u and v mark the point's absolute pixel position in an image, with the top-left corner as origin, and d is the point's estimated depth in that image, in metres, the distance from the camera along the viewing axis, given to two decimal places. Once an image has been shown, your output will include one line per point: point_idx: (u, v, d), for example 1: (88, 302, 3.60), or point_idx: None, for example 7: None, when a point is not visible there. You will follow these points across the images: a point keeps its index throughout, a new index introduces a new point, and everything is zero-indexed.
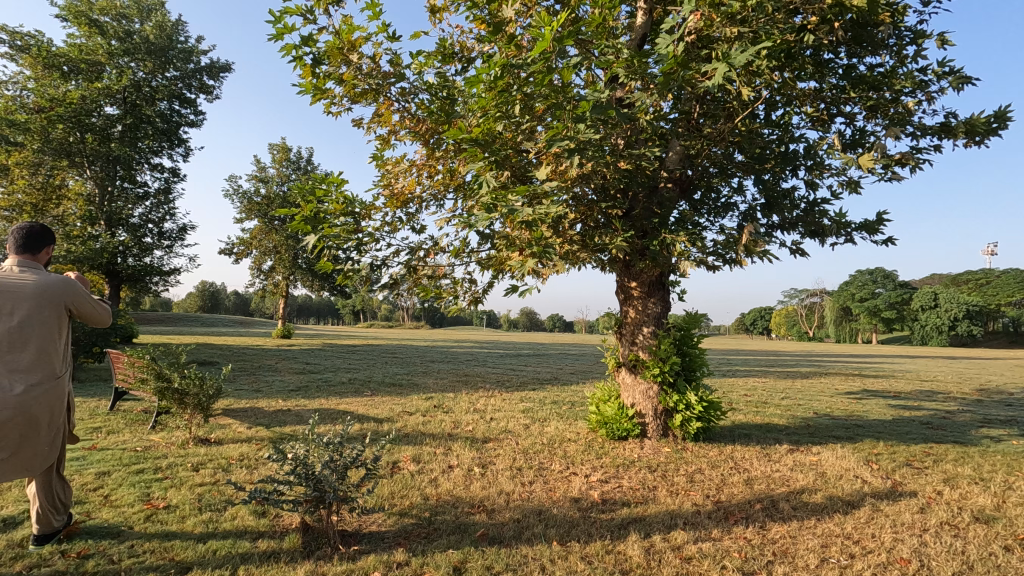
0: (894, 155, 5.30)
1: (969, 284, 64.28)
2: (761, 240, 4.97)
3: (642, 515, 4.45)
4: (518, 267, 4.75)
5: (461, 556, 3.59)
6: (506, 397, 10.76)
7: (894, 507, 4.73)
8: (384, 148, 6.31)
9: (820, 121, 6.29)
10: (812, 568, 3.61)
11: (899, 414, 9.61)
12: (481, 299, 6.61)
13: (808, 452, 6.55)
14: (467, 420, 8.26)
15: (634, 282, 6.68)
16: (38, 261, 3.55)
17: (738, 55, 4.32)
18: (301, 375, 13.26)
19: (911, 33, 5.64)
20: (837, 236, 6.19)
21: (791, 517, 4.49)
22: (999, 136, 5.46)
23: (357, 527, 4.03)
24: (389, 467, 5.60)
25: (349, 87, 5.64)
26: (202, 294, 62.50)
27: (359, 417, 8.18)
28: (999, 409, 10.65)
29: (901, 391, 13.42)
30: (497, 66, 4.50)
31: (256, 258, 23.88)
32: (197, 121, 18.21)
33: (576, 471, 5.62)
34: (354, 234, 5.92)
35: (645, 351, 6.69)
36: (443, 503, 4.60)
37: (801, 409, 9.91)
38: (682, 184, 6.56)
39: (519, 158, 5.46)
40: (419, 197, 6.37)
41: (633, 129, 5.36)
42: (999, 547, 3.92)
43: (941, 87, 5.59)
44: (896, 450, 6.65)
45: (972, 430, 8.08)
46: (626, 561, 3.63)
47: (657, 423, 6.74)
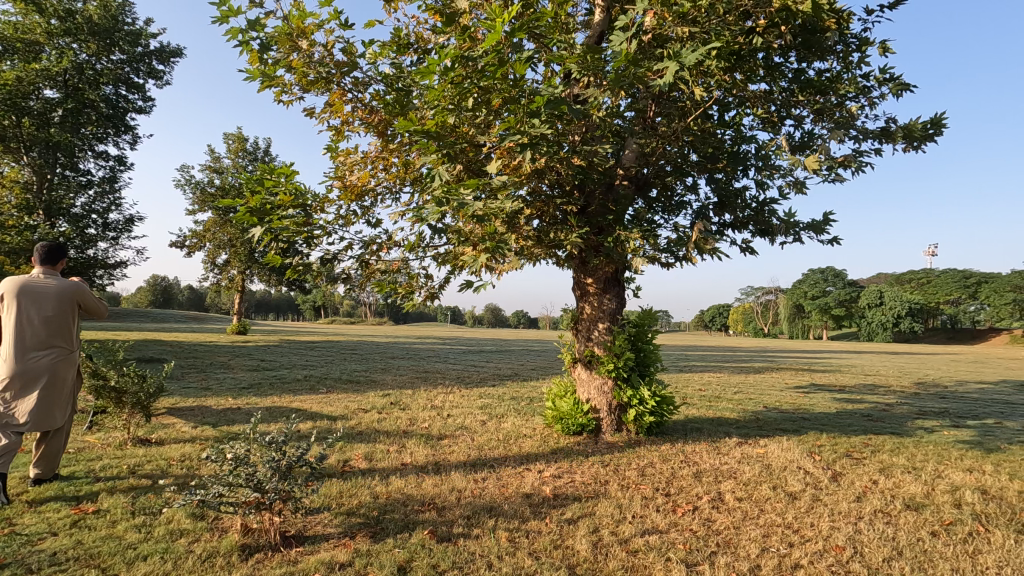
0: (838, 158, 5.51)
1: (912, 283, 67.66)
2: (711, 238, 5.10)
3: (592, 509, 4.49)
4: (471, 261, 4.73)
5: (406, 555, 3.53)
6: (465, 394, 10.71)
7: (833, 497, 4.90)
8: (338, 139, 6.16)
9: (771, 123, 6.47)
10: (752, 557, 3.71)
11: (842, 407, 10.01)
12: (437, 294, 6.56)
13: (756, 444, 6.74)
14: (424, 417, 8.15)
15: (590, 279, 6.73)
16: (56, 269, 4.86)
17: (689, 55, 4.39)
18: (255, 373, 12.87)
19: (857, 40, 5.84)
20: (786, 235, 6.40)
21: (736, 508, 4.61)
22: (935, 142, 5.75)
23: (300, 528, 3.92)
24: (339, 465, 5.48)
25: (300, 75, 5.46)
26: (154, 289, 59.99)
27: (313, 414, 7.99)
28: (934, 401, 11.25)
29: (846, 384, 14.05)
30: (450, 58, 4.46)
31: (209, 251, 23.03)
32: (146, 108, 17.38)
33: (530, 467, 5.63)
34: (305, 228, 5.77)
35: (600, 347, 6.75)
36: (393, 501, 4.53)
37: (752, 402, 10.25)
38: (638, 181, 6.63)
39: (474, 153, 5.44)
40: (374, 189, 6.25)
41: (588, 126, 5.39)
42: (927, 533, 4.12)
43: (882, 93, 5.84)
44: (838, 442, 6.91)
45: (908, 422, 8.50)
46: (573, 556, 3.65)
47: (612, 418, 6.81)
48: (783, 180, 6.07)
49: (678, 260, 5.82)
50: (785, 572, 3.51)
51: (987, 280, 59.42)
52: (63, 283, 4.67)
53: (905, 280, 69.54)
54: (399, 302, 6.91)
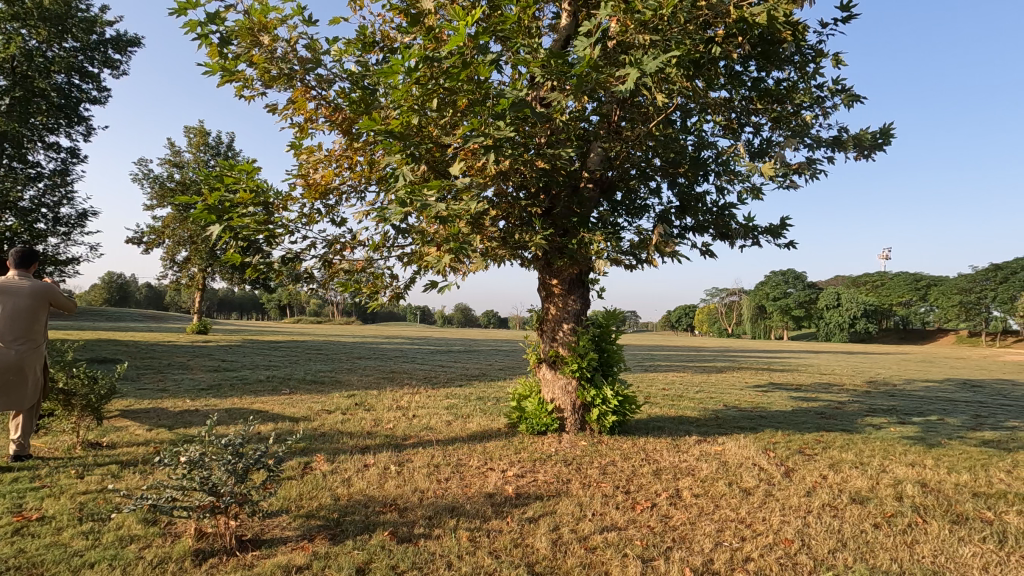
0: (793, 165, 5.74)
1: (867, 285, 70.34)
2: (671, 241, 5.26)
3: (554, 507, 4.56)
4: (435, 262, 4.75)
5: (366, 557, 3.52)
6: (431, 394, 10.67)
7: (784, 492, 5.09)
8: (301, 136, 6.08)
9: (731, 129, 6.68)
10: (706, 552, 3.83)
11: (797, 405, 10.38)
12: (403, 294, 6.54)
13: (714, 442, 6.93)
14: (389, 418, 8.10)
15: (555, 279, 6.80)
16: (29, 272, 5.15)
17: (649, 62, 4.50)
18: (215, 373, 12.53)
19: (813, 52, 6.08)
20: (745, 238, 6.62)
21: (692, 504, 4.74)
22: (883, 151, 6.04)
23: (258, 532, 3.86)
24: (300, 467, 5.40)
25: (262, 71, 5.38)
26: (110, 287, 57.75)
27: (275, 415, 7.86)
28: (883, 399, 11.78)
29: (802, 383, 14.57)
30: (415, 58, 4.46)
31: (168, 248, 22.32)
32: (100, 98, 16.72)
33: (493, 466, 5.67)
34: (266, 226, 5.68)
35: (564, 347, 6.83)
36: (354, 503, 4.51)
37: (712, 401, 10.51)
38: (603, 184, 6.73)
39: (439, 153, 5.45)
40: (339, 188, 6.19)
41: (552, 129, 5.46)
42: (870, 525, 4.32)
43: (835, 103, 6.09)
44: (792, 439, 7.18)
45: (858, 419, 8.87)
46: (532, 554, 3.70)
47: (575, 418, 6.91)
48: (742, 185, 6.28)
49: (640, 262, 5.95)
50: (736, 566, 3.62)
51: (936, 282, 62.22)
52: (36, 283, 4.96)
53: (860, 282, 72.41)
54: (364, 302, 6.85)
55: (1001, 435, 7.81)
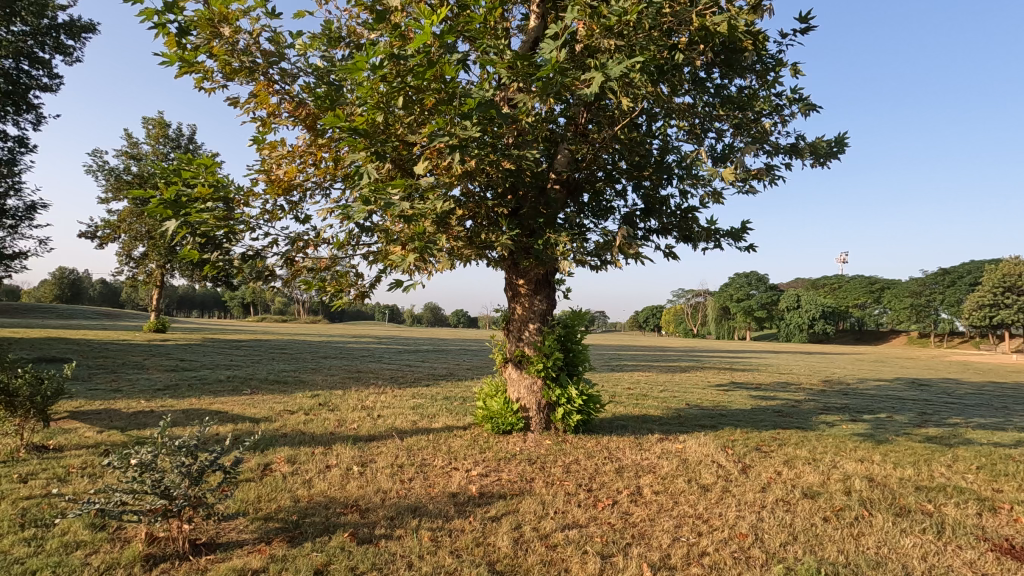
0: (752, 171, 5.94)
1: (825, 288, 72.86)
2: (634, 243, 5.36)
3: (516, 506, 4.58)
4: (400, 261, 4.75)
5: (324, 559, 3.48)
6: (397, 394, 10.57)
7: (741, 488, 5.24)
8: (264, 131, 5.97)
9: (695, 134, 6.84)
10: (664, 547, 3.91)
11: (756, 403, 10.71)
12: (368, 293, 6.47)
13: (675, 440, 7.09)
14: (353, 418, 8.01)
15: (522, 279, 6.84)
16: None
17: (614, 67, 4.59)
18: (173, 373, 12.15)
19: (773, 61, 6.28)
20: (707, 241, 6.80)
21: (653, 501, 4.84)
22: (837, 159, 6.30)
23: (212, 535, 3.77)
24: (259, 469, 5.29)
25: (222, 63, 5.26)
26: (61, 283, 55.31)
27: (234, 416, 7.67)
28: (836, 397, 12.24)
29: (762, 382, 15.00)
30: (380, 55, 4.43)
31: (124, 243, 21.50)
32: (52, 86, 15.99)
33: (458, 466, 5.65)
34: (226, 222, 5.55)
35: (530, 347, 6.88)
36: (314, 504, 4.45)
37: (675, 400, 10.74)
38: (569, 185, 6.78)
39: (405, 151, 5.43)
40: (303, 184, 6.10)
41: (519, 130, 5.49)
42: (820, 518, 4.49)
43: (792, 112, 6.32)
44: (750, 437, 7.39)
45: (813, 417, 9.21)
46: (493, 552, 3.71)
47: (540, 417, 6.98)
48: (703, 190, 6.45)
49: (605, 263, 6.05)
50: (692, 560, 3.72)
51: (890, 286, 64.84)
52: None
53: (819, 284, 74.91)
54: (328, 300, 6.75)
55: (944, 431, 8.22)
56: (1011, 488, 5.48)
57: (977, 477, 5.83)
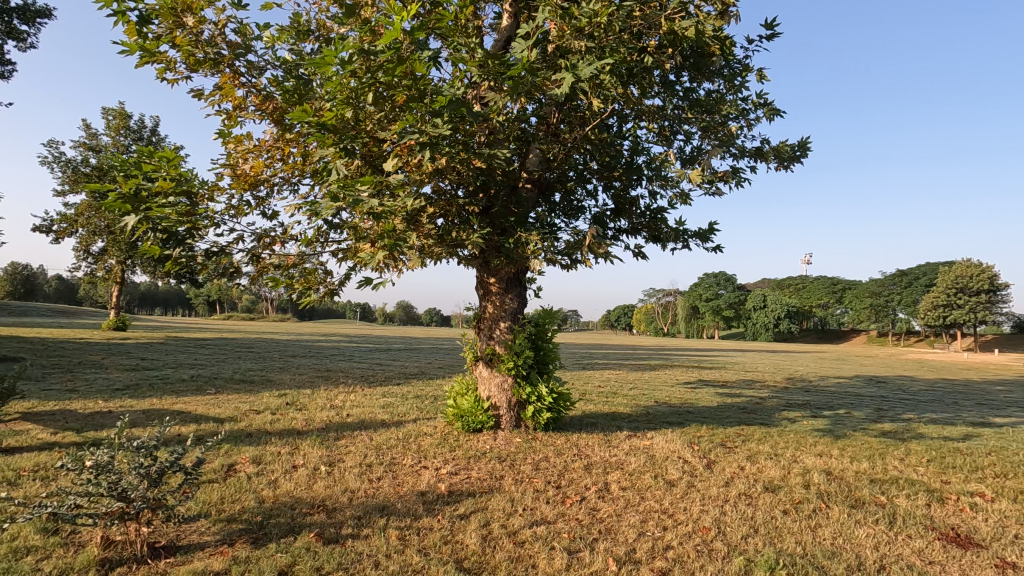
0: (718, 173, 6.08)
1: (790, 288, 74.92)
2: (604, 243, 5.44)
3: (485, 504, 4.60)
4: (368, 259, 4.73)
5: (289, 559, 3.43)
6: (367, 393, 10.45)
7: (705, 483, 5.36)
8: (230, 125, 5.84)
9: (664, 136, 6.95)
10: (629, 542, 3.98)
11: (722, 401, 10.97)
12: (337, 291, 6.38)
13: (643, 437, 7.20)
14: (321, 417, 7.90)
15: (492, 278, 6.85)
16: None
17: (584, 68, 4.64)
18: (134, 372, 11.77)
19: (740, 66, 6.43)
20: (675, 242, 6.93)
21: (620, 497, 4.92)
22: (800, 163, 6.50)
23: (173, 538, 3.68)
24: (223, 470, 5.17)
25: (185, 54, 5.12)
26: (14, 279, 52.94)
27: (198, 416, 7.48)
28: (799, 394, 12.62)
29: (728, 380, 15.36)
30: (350, 51, 4.38)
31: (81, 238, 20.71)
32: (3, 72, 15.29)
33: (427, 465, 5.63)
34: (189, 217, 5.42)
35: (501, 345, 6.90)
36: (280, 505, 4.37)
37: (644, 397, 10.91)
38: (541, 185, 6.82)
39: (376, 147, 5.40)
40: (270, 179, 5.99)
41: (490, 129, 5.50)
42: (780, 511, 4.63)
43: (758, 116, 6.50)
44: (715, 433, 7.56)
45: (776, 413, 9.47)
46: (462, 550, 3.72)
47: (511, 415, 7.02)
48: (672, 191, 6.57)
49: (575, 262, 6.11)
50: (657, 554, 3.79)
51: (851, 286, 67.04)
52: None
53: (784, 284, 76.97)
54: (296, 297, 6.64)
55: (898, 426, 8.56)
56: (958, 479, 5.74)
57: (928, 469, 6.09)
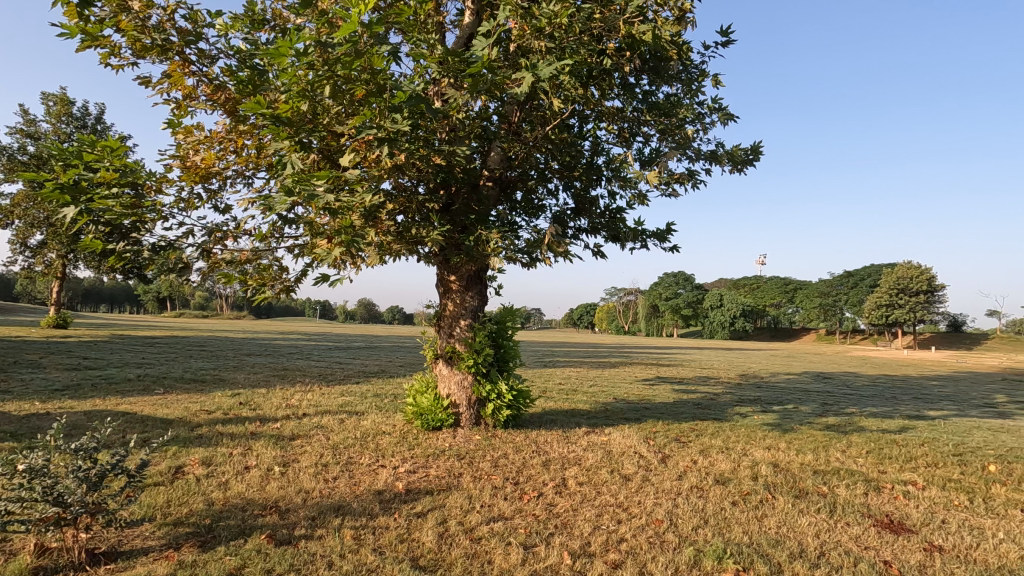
0: (675, 175, 6.25)
1: (746, 288, 77.46)
2: (563, 242, 5.50)
3: (443, 501, 4.60)
4: (325, 257, 4.67)
5: (238, 562, 3.34)
6: (325, 392, 10.27)
7: (659, 476, 5.50)
8: (179, 115, 5.64)
9: (624, 138, 7.08)
10: (585, 536, 4.05)
11: (678, 397, 11.26)
12: (293, 288, 6.24)
13: (601, 433, 7.33)
14: (276, 417, 7.71)
15: (453, 276, 6.83)
16: None
17: (543, 68, 4.69)
18: (76, 372, 11.20)
19: (697, 71, 6.62)
20: (634, 242, 7.06)
21: (576, 492, 5.00)
22: (753, 166, 6.74)
23: (114, 544, 3.53)
24: (170, 472, 4.98)
25: (131, 40, 4.91)
26: None
27: (144, 417, 7.18)
28: (751, 390, 13.09)
29: (684, 376, 15.80)
30: (307, 42, 4.30)
31: (17, 230, 19.53)
32: None
33: (385, 464, 5.59)
34: (135, 210, 5.20)
35: (461, 343, 6.89)
36: (230, 507, 4.25)
37: (603, 394, 11.11)
38: (502, 183, 6.84)
39: (334, 142, 5.33)
40: (223, 172, 5.82)
41: (450, 125, 5.50)
42: (729, 503, 4.79)
43: (712, 121, 6.70)
44: (670, 428, 7.76)
45: (729, 409, 9.80)
46: (418, 548, 3.71)
47: (471, 413, 7.04)
48: (630, 192, 6.71)
49: (534, 261, 6.16)
50: (611, 547, 3.87)
51: (802, 287, 69.76)
52: None
53: (740, 284, 79.50)
54: (250, 294, 6.47)
55: (841, 420, 8.99)
56: (894, 469, 6.08)
57: (867, 460, 6.42)
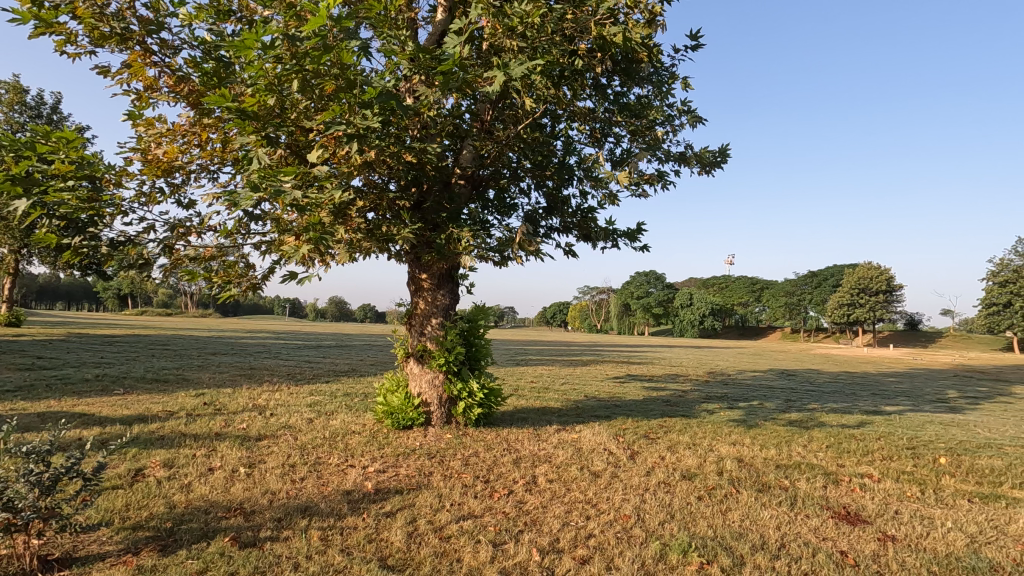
0: (645, 175, 6.34)
1: (714, 287, 79.04)
2: (534, 241, 5.54)
3: (413, 500, 4.58)
4: (292, 254, 4.61)
5: (200, 566, 3.27)
6: (293, 391, 10.10)
7: (628, 473, 5.59)
8: (140, 106, 5.47)
9: (596, 138, 7.15)
10: (554, 532, 4.09)
11: (647, 394, 11.44)
12: (260, 285, 6.12)
13: (572, 430, 7.40)
14: (242, 417, 7.54)
15: (424, 274, 6.79)
16: None
17: (515, 67, 4.71)
18: (29, 372, 10.75)
19: (668, 74, 6.73)
20: (605, 241, 7.14)
21: (546, 489, 5.04)
22: (720, 168, 6.89)
23: (69, 550, 3.41)
24: (129, 475, 4.83)
25: (88, 28, 4.74)
26: None
27: (102, 418, 6.95)
28: (718, 387, 13.38)
29: (654, 374, 16.04)
30: (274, 35, 4.22)
31: None
32: None
33: (354, 463, 5.54)
34: (92, 203, 5.02)
35: (432, 342, 6.87)
36: (193, 510, 4.15)
37: (574, 392, 11.21)
38: (474, 181, 6.84)
39: (302, 137, 5.25)
40: (187, 166, 5.67)
41: (422, 123, 5.47)
42: (695, 497, 4.90)
43: (681, 123, 6.82)
44: (639, 425, 7.88)
45: (696, 405, 10.01)
46: (386, 548, 3.69)
47: (442, 411, 7.02)
48: (601, 192, 6.78)
49: (506, 259, 6.17)
50: (579, 542, 3.92)
51: (768, 286, 71.57)
52: None
53: (709, 284, 81.09)
54: (215, 292, 6.32)
55: (803, 416, 9.26)
56: (851, 462, 6.31)
57: (826, 455, 6.64)
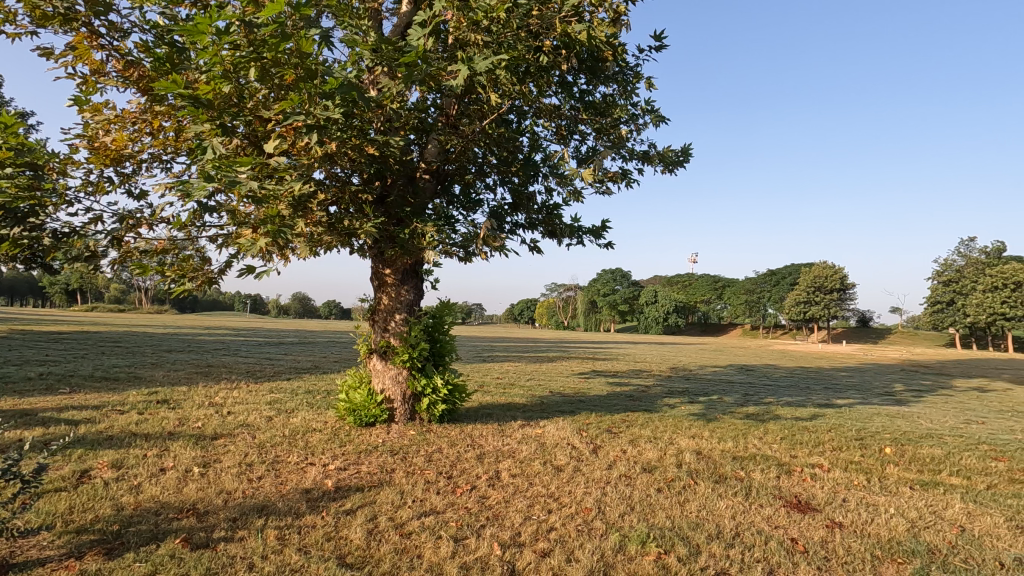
0: (609, 173, 6.41)
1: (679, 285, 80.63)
2: (498, 236, 5.52)
3: (374, 497, 4.53)
4: (247, 246, 4.48)
5: (149, 568, 3.16)
6: (252, 389, 9.83)
7: (590, 466, 5.65)
8: (87, 92, 5.22)
9: (562, 135, 7.18)
10: (515, 526, 4.10)
11: (611, 389, 11.60)
12: (216, 280, 5.93)
13: (536, 426, 7.43)
14: (198, 416, 7.30)
15: (388, 269, 6.71)
16: None
17: (479, 62, 4.68)
18: None
19: (632, 73, 6.80)
20: (570, 238, 7.20)
21: (509, 484, 5.06)
22: (682, 168, 7.02)
23: (6, 556, 3.24)
24: (74, 477, 4.62)
25: (29, 7, 4.48)
26: None
27: (46, 418, 6.62)
28: (680, 382, 13.68)
29: (619, 370, 16.28)
30: (229, 21, 4.08)
31: None
32: None
33: (314, 461, 5.43)
34: (33, 192, 4.76)
35: (396, 338, 6.79)
36: (142, 512, 4.00)
37: (540, 388, 11.26)
38: (439, 175, 6.79)
39: (260, 127, 5.11)
40: (137, 156, 5.44)
41: (385, 115, 5.39)
42: (654, 489, 5.00)
43: (645, 122, 6.91)
44: (602, 420, 7.97)
45: (658, 400, 10.20)
46: (345, 546, 3.63)
47: (405, 408, 6.96)
48: (566, 189, 6.83)
49: (470, 254, 6.15)
50: (540, 536, 3.95)
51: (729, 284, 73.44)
52: None
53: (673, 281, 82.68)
54: (168, 286, 6.09)
55: (760, 409, 9.55)
56: (803, 454, 6.54)
57: (780, 446, 6.86)
